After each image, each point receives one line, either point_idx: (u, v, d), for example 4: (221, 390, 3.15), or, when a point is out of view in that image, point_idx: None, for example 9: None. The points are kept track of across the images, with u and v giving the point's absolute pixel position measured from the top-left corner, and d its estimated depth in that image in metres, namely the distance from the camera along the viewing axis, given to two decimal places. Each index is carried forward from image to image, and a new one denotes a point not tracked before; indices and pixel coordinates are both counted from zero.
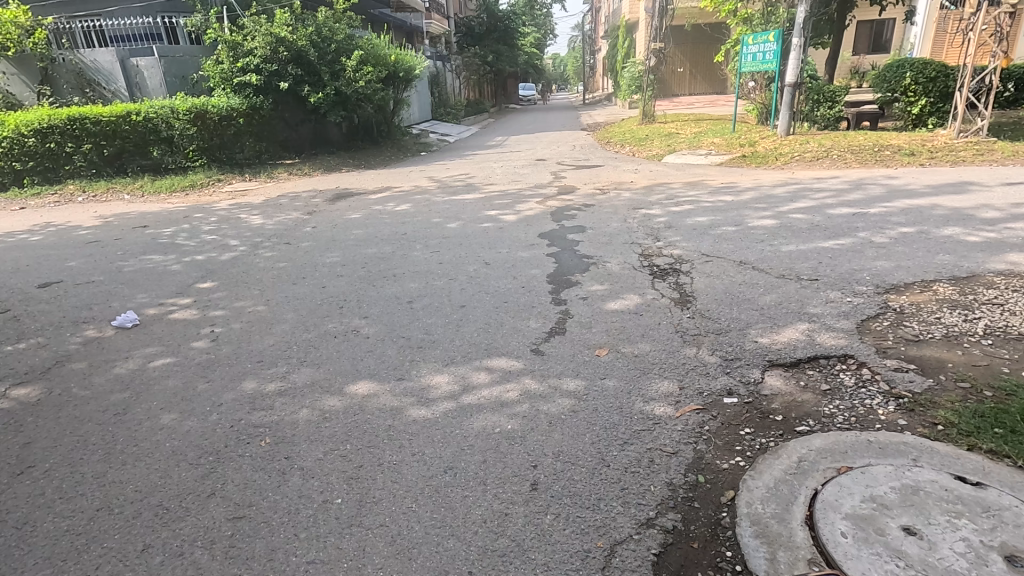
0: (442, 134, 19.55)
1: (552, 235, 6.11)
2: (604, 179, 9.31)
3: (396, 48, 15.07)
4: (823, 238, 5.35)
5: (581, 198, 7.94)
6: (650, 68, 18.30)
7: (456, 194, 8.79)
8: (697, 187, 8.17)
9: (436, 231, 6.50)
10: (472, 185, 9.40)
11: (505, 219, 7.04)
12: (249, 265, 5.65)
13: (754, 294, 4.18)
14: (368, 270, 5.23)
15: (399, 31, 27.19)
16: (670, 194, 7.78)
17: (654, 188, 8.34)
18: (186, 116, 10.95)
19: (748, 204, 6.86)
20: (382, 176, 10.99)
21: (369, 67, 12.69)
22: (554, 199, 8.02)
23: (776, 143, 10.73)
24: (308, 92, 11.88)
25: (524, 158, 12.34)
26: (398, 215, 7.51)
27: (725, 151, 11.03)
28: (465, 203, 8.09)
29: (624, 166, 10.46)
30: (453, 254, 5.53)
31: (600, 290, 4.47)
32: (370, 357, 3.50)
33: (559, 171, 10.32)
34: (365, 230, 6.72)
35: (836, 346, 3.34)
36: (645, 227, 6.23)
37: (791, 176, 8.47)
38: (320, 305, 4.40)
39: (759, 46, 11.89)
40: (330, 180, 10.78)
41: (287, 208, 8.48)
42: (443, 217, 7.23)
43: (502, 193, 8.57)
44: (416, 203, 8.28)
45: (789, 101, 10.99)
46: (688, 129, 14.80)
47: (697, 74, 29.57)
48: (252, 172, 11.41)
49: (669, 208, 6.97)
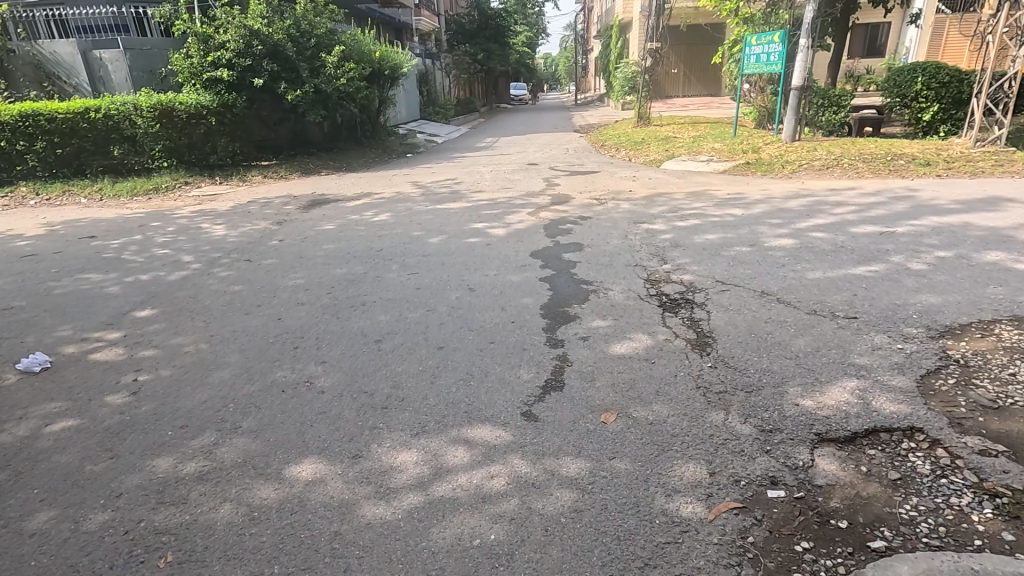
0: (430, 134, 18.84)
1: (545, 253, 5.46)
2: (600, 187, 8.68)
3: (382, 44, 14.34)
4: (851, 263, 4.73)
5: (577, 209, 7.29)
6: (646, 69, 17.69)
7: (441, 202, 8.10)
8: (701, 198, 7.56)
9: (416, 247, 5.82)
10: (459, 192, 8.73)
11: (493, 233, 6.37)
12: (199, 287, 4.93)
13: (785, 337, 3.55)
14: (334, 296, 4.53)
15: (387, 27, 26.37)
16: (673, 206, 7.17)
17: (655, 198, 7.71)
18: (150, 114, 10.17)
19: (761, 219, 6.24)
20: (363, 180, 10.28)
21: (352, 63, 11.96)
22: (546, 209, 7.36)
23: (781, 150, 10.15)
24: (284, 89, 11.11)
25: (515, 162, 11.67)
26: (376, 227, 6.82)
27: (727, 157, 10.44)
28: (449, 213, 7.42)
29: (621, 173, 9.82)
30: (433, 278, 4.84)
31: (603, 328, 3.81)
32: (321, 424, 2.81)
33: (552, 177, 9.66)
34: (337, 245, 6.02)
35: (898, 415, 2.70)
36: (649, 245, 5.59)
37: (801, 187, 7.89)
38: (270, 344, 3.71)
39: (763, 47, 11.23)
40: (306, 185, 10.06)
41: (255, 216, 7.75)
42: (424, 229, 6.55)
43: (491, 202, 7.91)
44: (397, 212, 7.58)
45: (795, 105, 10.38)
46: (685, 132, 14.20)
47: (692, 77, 29.13)
48: (223, 174, 10.63)
49: (674, 223, 6.34)
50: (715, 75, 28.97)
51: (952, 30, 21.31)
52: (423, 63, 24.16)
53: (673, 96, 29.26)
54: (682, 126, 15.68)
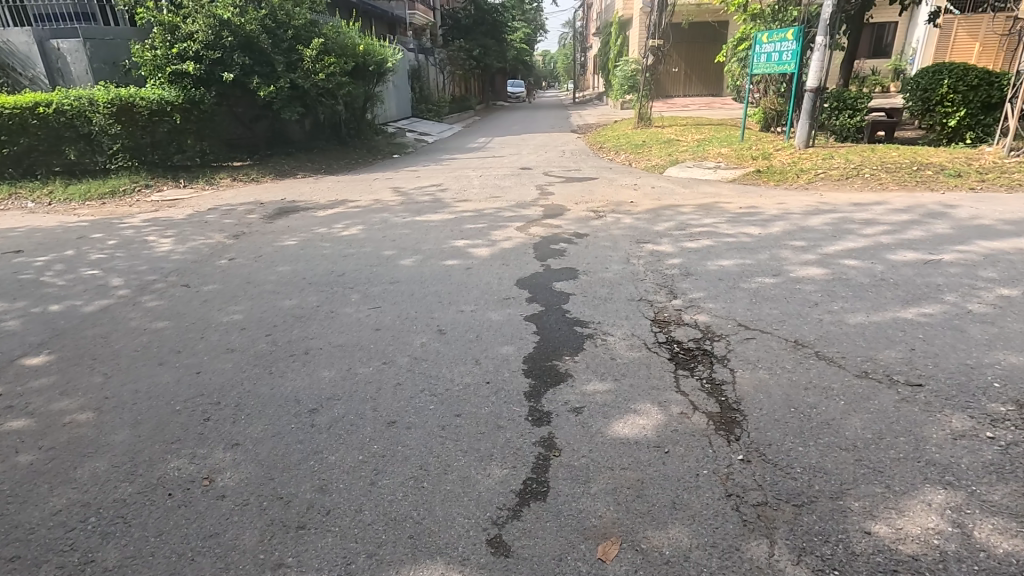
0: (420, 134, 17.98)
1: (533, 281, 4.67)
2: (598, 197, 7.88)
3: (367, 37, 13.50)
4: (898, 302, 3.95)
5: (572, 224, 6.50)
6: (648, 67, 16.86)
7: (421, 213, 7.31)
8: (710, 212, 6.78)
9: (384, 270, 5.01)
10: (442, 201, 7.92)
11: (475, 252, 5.57)
12: (116, 322, 4.11)
13: (834, 413, 2.75)
14: (274, 339, 3.72)
15: (381, 21, 25.44)
16: (678, 222, 6.38)
17: (659, 211, 6.92)
18: (108, 110, 9.29)
19: (781, 240, 5.46)
20: (340, 185, 9.47)
21: (332, 57, 11.14)
22: (537, 223, 6.55)
23: (794, 156, 9.37)
24: (257, 84, 10.26)
25: (507, 166, 10.84)
26: (343, 242, 6.00)
27: (736, 164, 9.65)
28: (428, 226, 6.60)
29: (621, 181, 9.02)
30: (397, 315, 4.03)
31: (601, 393, 3.01)
32: (205, 559, 2.01)
33: (546, 184, 8.84)
34: (294, 267, 5.21)
35: (1015, 559, 1.91)
36: (654, 272, 4.80)
37: (821, 201, 7.11)
38: (175, 413, 2.90)
39: (775, 45, 10.30)
40: (278, 190, 9.25)
41: (211, 227, 6.92)
42: (396, 247, 5.73)
43: (476, 213, 7.10)
44: (370, 224, 6.76)
45: (809, 108, 9.54)
46: (689, 135, 13.42)
47: (694, 77, 28.35)
48: (188, 176, 9.78)
49: (683, 243, 5.54)
50: (718, 74, 28.16)
51: (960, 30, 20.20)
52: (415, 59, 23.26)
53: (674, 96, 28.44)
54: (685, 128, 14.88)
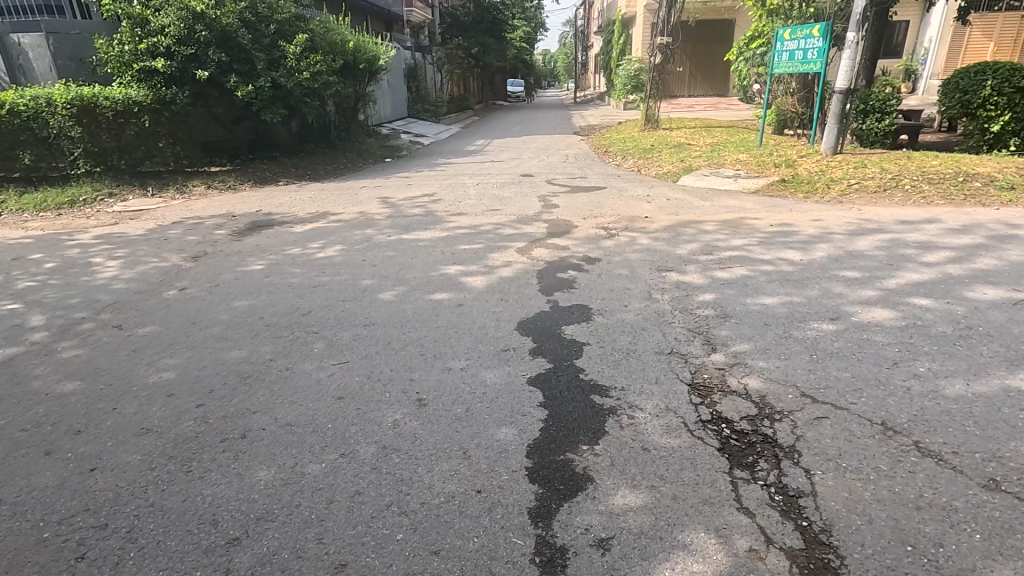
0: (417, 134, 17.51)
1: (537, 325, 3.83)
2: (608, 211, 7.04)
3: (358, 33, 12.68)
4: (1002, 363, 3.12)
5: (580, 245, 5.67)
6: (655, 66, 15.99)
7: (410, 229, 6.48)
8: (738, 231, 5.94)
9: (358, 308, 4.18)
10: (433, 215, 7.07)
11: (469, 281, 4.74)
12: (15, 381, 3.28)
13: (972, 560, 1.92)
14: (205, 413, 2.88)
15: (376, 18, 24.52)
16: (703, 243, 5.56)
17: (679, 229, 6.09)
18: (67, 110, 8.46)
19: (830, 269, 4.64)
20: (324, 195, 8.64)
21: (317, 55, 10.32)
22: (541, 244, 5.71)
23: (821, 164, 8.55)
24: (234, 83, 9.43)
25: (506, 173, 9.99)
26: (316, 267, 5.16)
27: (757, 172, 8.81)
28: (415, 245, 5.77)
29: (632, 191, 8.17)
30: (368, 377, 3.20)
31: (634, 514, 2.19)
32: None
33: (549, 195, 8.00)
34: (252, 301, 4.38)
35: None
36: (683, 313, 3.97)
37: (862, 219, 6.29)
38: (38, 546, 2.07)
39: (799, 42, 9.44)
40: (255, 199, 8.42)
41: (169, 246, 6.08)
42: (377, 274, 4.90)
43: (471, 230, 6.28)
44: (350, 243, 5.92)
45: (838, 111, 8.69)
46: (701, 139, 12.60)
47: (699, 75, 27.51)
48: (157, 183, 8.94)
49: (713, 272, 4.72)
50: (723, 73, 27.31)
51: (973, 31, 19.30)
52: (411, 57, 22.36)
53: (679, 95, 27.57)
54: (695, 131, 14.02)
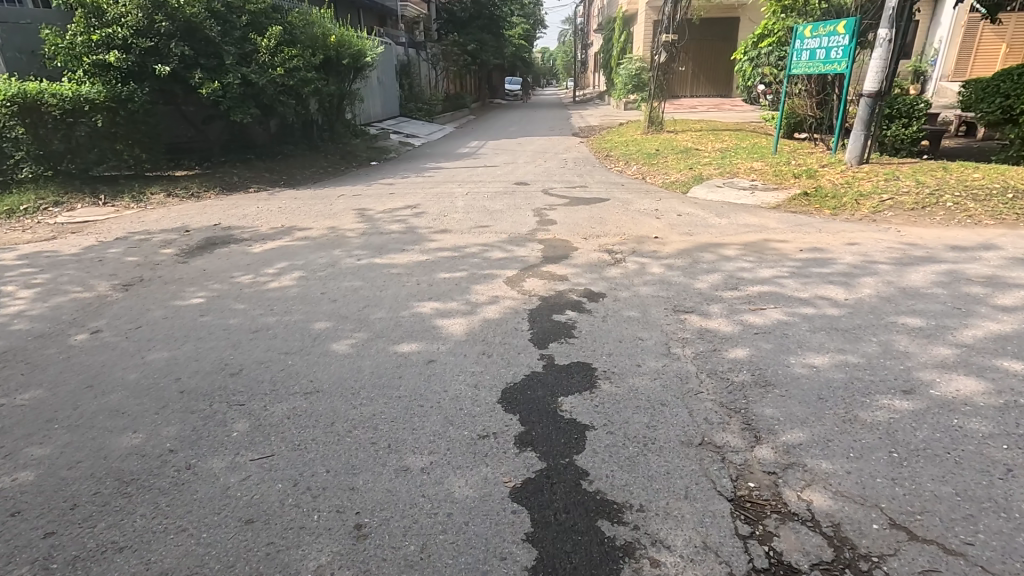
0: (408, 134, 16.64)
1: (526, 395, 2.98)
2: (612, 229, 6.20)
3: (341, 27, 11.82)
4: None
5: (581, 274, 4.83)
6: (659, 65, 15.16)
7: (385, 249, 5.63)
8: (763, 258, 5.11)
9: (301, 366, 3.32)
10: (413, 232, 6.22)
11: (446, 324, 3.89)
12: None
13: None
14: (49, 555, 2.02)
15: (368, 13, 23.59)
16: (724, 274, 4.72)
17: (696, 255, 5.26)
18: (8, 108, 7.55)
19: (885, 314, 3.81)
20: (295, 206, 7.78)
21: (293, 49, 9.49)
22: (535, 272, 4.87)
23: (847, 176, 7.73)
24: (199, 80, 8.56)
25: (499, 181, 9.14)
26: (265, 303, 4.30)
27: (775, 182, 7.99)
28: (388, 273, 4.92)
29: (638, 203, 7.34)
30: (294, 486, 2.35)
31: None
32: None
33: (546, 208, 7.15)
34: (175, 353, 3.51)
35: None
36: (711, 379, 3.13)
37: (905, 243, 5.47)
38: None
39: (823, 39, 8.55)
40: (218, 210, 7.56)
41: (101, 269, 5.20)
42: (335, 314, 4.05)
43: (455, 252, 5.44)
44: (313, 269, 5.07)
45: (866, 117, 7.87)
46: (709, 143, 11.78)
47: (701, 76, 26.73)
48: (111, 190, 8.06)
49: (742, 317, 3.88)
50: (726, 73, 26.52)
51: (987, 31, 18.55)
52: (404, 54, 21.49)
53: (681, 96, 26.79)
54: (702, 135, 13.20)
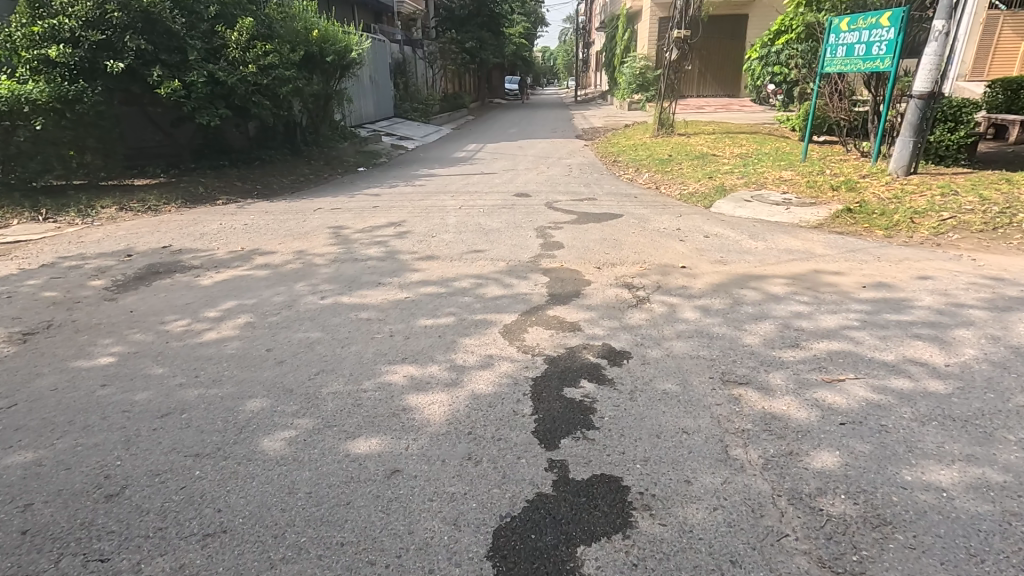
0: (400, 138, 15.53)
1: (528, 545, 2.02)
2: (630, 255, 5.23)
3: (325, 20, 10.83)
4: None
5: (598, 322, 3.84)
6: (670, 64, 14.05)
7: (357, 283, 4.64)
8: (820, 298, 4.15)
9: (208, 482, 2.34)
10: (394, 258, 5.26)
11: (421, 403, 2.91)
12: None
13: None
14: None
15: (363, 8, 22.57)
16: (777, 322, 3.76)
17: (736, 293, 4.29)
18: None
19: (1011, 394, 2.83)
20: (264, 222, 6.82)
21: (267, 44, 8.51)
22: (539, 318, 3.91)
23: (894, 189, 6.76)
24: (158, 78, 7.59)
25: (497, 192, 8.19)
26: (190, 365, 3.32)
27: (811, 196, 7.01)
28: (356, 318, 3.95)
29: (656, 221, 6.37)
30: None
31: None
32: None
33: (550, 227, 6.20)
34: (42, 454, 2.53)
35: None
36: (796, 512, 2.16)
37: (987, 276, 4.49)
38: None
39: (866, 33, 7.51)
40: (174, 227, 6.60)
41: (5, 311, 4.22)
42: (277, 386, 3.08)
43: (441, 287, 4.48)
44: (264, 312, 4.09)
45: (915, 121, 6.87)
46: (727, 149, 10.80)
47: (708, 76, 25.78)
48: (55, 204, 7.07)
49: (819, 395, 2.91)
50: (734, 73, 25.58)
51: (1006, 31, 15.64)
52: (399, 51, 20.49)
53: (687, 96, 25.83)
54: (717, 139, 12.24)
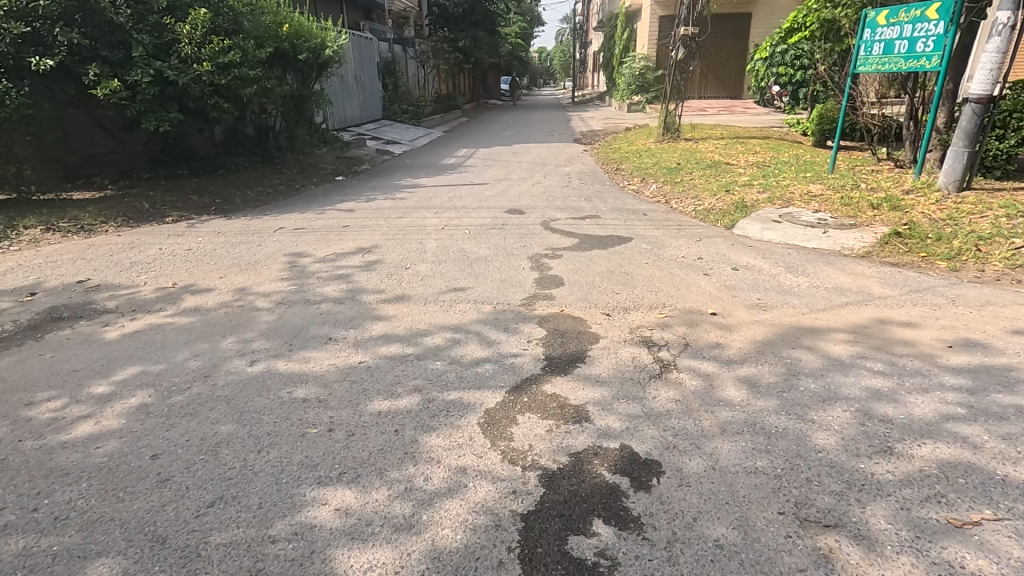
0: (387, 142, 14.54)
1: None
2: (645, 297, 4.26)
3: (297, 14, 9.83)
4: None
5: (612, 405, 2.86)
6: (674, 63, 13.10)
7: (303, 338, 3.65)
8: (900, 366, 3.17)
9: None
10: (355, 299, 4.26)
11: (353, 568, 1.93)
12: None
13: None
14: None
15: (351, 5, 21.55)
16: (853, 408, 2.78)
17: (788, 358, 3.31)
18: None
19: None
20: (212, 247, 5.82)
21: (225, 39, 7.51)
22: (532, 398, 2.93)
23: (947, 208, 5.81)
24: (94, 77, 6.58)
25: (487, 207, 7.22)
26: (32, 488, 2.31)
27: (849, 215, 6.07)
28: (288, 398, 2.96)
29: (671, 247, 5.42)
30: None
31: None
32: None
33: (547, 255, 5.23)
34: None
35: None
36: None
37: None
38: None
39: (911, 27, 6.53)
40: (104, 254, 5.58)
41: None
42: (143, 530, 2.08)
43: (408, 346, 3.50)
44: (170, 387, 3.08)
45: (971, 131, 5.93)
46: (741, 157, 9.86)
47: (710, 76, 24.87)
48: None
49: (953, 555, 1.92)
50: (736, 73, 24.66)
51: None
52: (388, 50, 19.47)
53: (689, 97, 24.91)
54: (728, 145, 11.31)
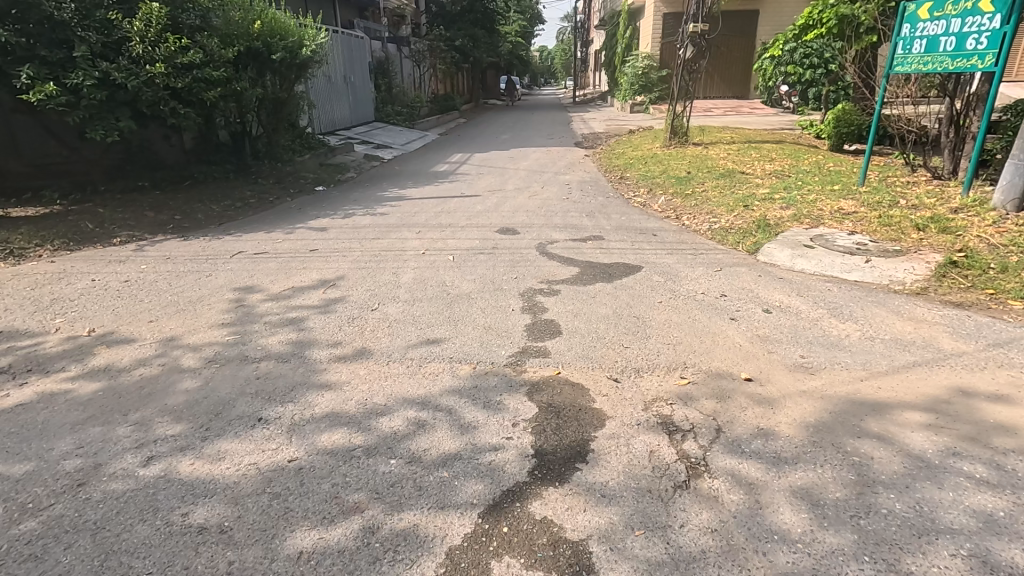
0: (376, 146, 13.73)
1: None
2: (661, 353, 3.45)
3: (273, 10, 9.02)
4: None
5: (625, 543, 2.06)
6: (682, 63, 12.25)
7: (226, 417, 2.85)
8: (1011, 473, 2.36)
9: None
10: (303, 357, 3.46)
11: None
12: None
13: None
14: None
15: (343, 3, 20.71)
16: (965, 551, 1.97)
17: (856, 455, 2.50)
18: None
19: None
20: (154, 277, 5.02)
21: (183, 38, 6.72)
22: (513, 530, 2.13)
23: (1009, 232, 4.98)
24: (26, 79, 5.79)
25: (476, 226, 6.43)
26: None
27: (892, 238, 5.25)
28: (179, 526, 2.15)
29: (688, 280, 4.63)
30: None
31: None
32: None
33: (541, 290, 4.44)
34: None
35: None
36: None
37: None
38: None
39: (961, 20, 5.70)
40: (25, 286, 4.79)
41: None
42: None
43: (357, 435, 2.69)
44: (26, 506, 2.27)
45: None
46: (757, 165, 9.04)
47: (715, 75, 23.92)
48: None
49: None
50: (743, 72, 23.83)
51: None
52: (380, 50, 18.64)
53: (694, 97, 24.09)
54: (740, 151, 10.49)
